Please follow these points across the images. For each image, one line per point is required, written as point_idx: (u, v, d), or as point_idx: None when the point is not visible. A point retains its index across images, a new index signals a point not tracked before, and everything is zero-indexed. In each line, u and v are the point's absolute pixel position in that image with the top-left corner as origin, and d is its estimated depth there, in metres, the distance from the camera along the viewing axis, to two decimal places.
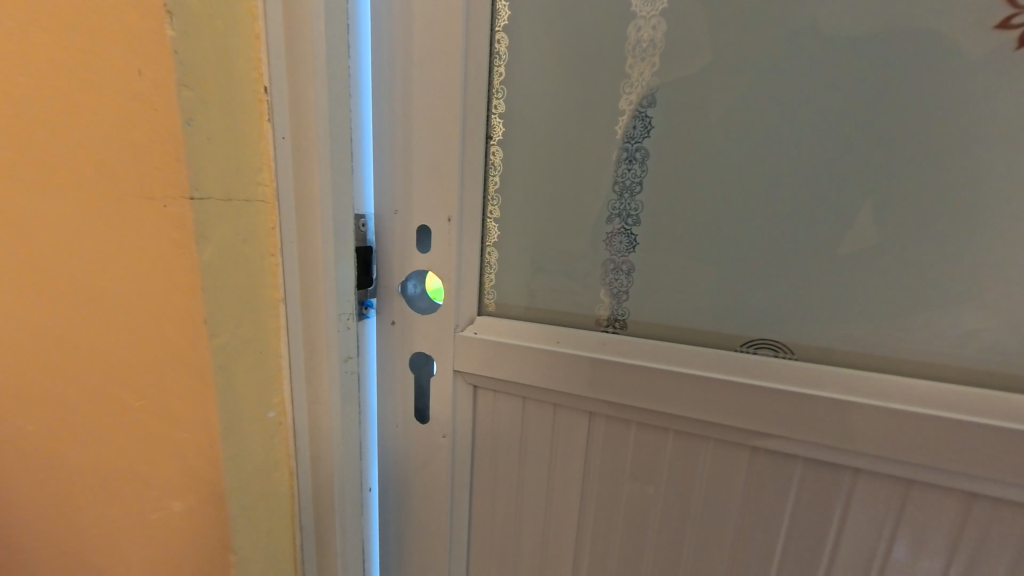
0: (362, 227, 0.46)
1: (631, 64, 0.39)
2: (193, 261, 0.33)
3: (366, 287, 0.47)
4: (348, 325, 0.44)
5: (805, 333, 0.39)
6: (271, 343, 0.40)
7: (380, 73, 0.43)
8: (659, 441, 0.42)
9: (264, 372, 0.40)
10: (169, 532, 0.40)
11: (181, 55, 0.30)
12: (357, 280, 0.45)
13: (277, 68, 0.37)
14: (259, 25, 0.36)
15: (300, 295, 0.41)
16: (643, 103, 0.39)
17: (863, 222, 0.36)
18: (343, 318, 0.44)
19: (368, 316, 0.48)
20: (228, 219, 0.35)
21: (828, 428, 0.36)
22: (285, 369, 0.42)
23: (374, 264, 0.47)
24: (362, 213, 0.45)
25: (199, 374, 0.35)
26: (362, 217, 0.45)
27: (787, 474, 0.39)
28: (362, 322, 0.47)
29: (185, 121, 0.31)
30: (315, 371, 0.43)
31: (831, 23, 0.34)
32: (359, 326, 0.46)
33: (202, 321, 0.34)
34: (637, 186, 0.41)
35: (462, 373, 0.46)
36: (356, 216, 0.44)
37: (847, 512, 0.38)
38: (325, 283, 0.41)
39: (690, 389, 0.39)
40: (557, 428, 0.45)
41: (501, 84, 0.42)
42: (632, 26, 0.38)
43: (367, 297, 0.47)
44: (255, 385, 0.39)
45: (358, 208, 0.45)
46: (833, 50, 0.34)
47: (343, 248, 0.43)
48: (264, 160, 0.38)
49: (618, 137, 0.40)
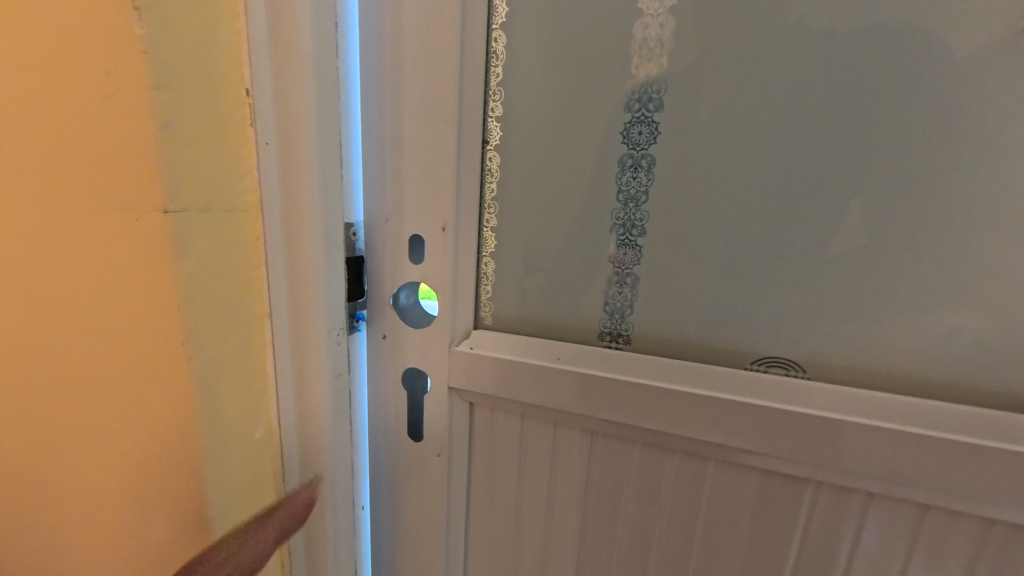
0: (352, 236, 0.43)
1: (638, 65, 0.37)
2: (171, 278, 0.31)
3: (356, 299, 0.44)
4: (338, 340, 0.42)
5: (817, 351, 0.37)
6: (256, 362, 0.38)
7: (369, 73, 0.40)
8: (664, 461, 0.40)
9: (250, 391, 0.38)
10: (152, 559, 0.38)
11: (154, 54, 0.28)
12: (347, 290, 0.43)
13: (259, 69, 0.35)
14: (242, 23, 0.33)
15: (287, 309, 0.39)
16: (650, 106, 0.37)
17: (883, 235, 0.34)
18: (333, 333, 0.41)
19: (358, 329, 0.46)
20: (210, 232, 0.33)
21: (842, 451, 0.34)
22: (271, 388, 0.40)
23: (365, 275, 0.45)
24: (352, 222, 0.43)
25: (181, 396, 0.33)
26: (351, 226, 0.43)
27: (798, 496, 0.37)
28: (352, 335, 0.45)
29: (161, 125, 0.29)
30: (306, 388, 0.41)
31: (855, 18, 0.31)
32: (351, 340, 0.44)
33: (182, 342, 0.32)
34: (643, 195, 0.38)
35: (458, 390, 0.44)
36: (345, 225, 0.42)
37: (859, 537, 0.36)
38: (314, 297, 0.39)
39: (697, 410, 0.37)
40: (558, 447, 0.43)
41: (498, 85, 0.40)
42: (638, 24, 0.36)
43: (357, 309, 0.45)
44: (241, 405, 0.37)
45: (347, 217, 0.42)
46: (856, 47, 0.32)
47: (334, 257, 0.40)
48: (247, 167, 0.35)
49: (624, 142, 0.38)
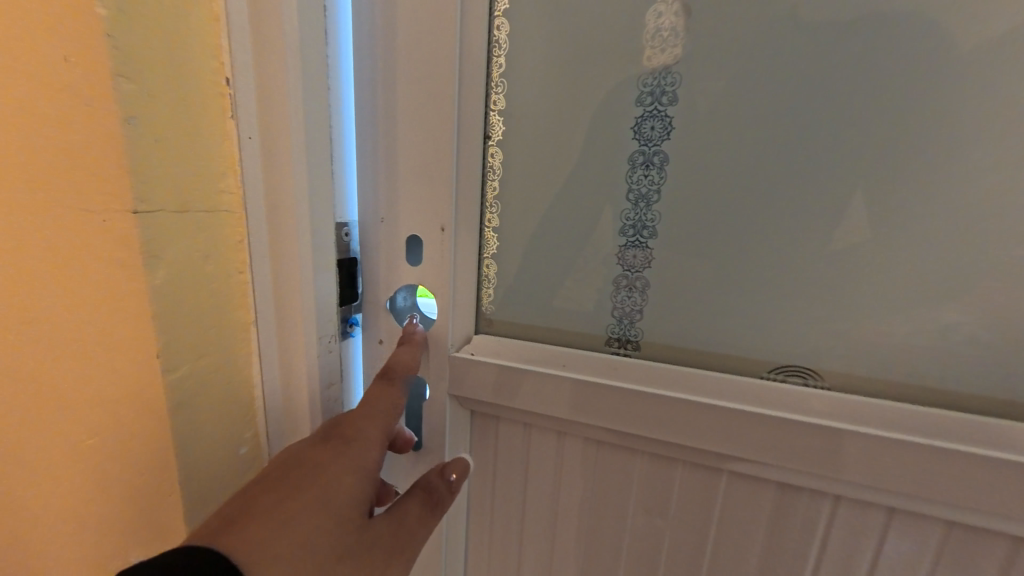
0: (345, 236, 0.41)
1: (650, 56, 0.34)
2: (142, 283, 0.29)
3: (350, 302, 0.42)
4: (330, 347, 0.40)
5: (837, 359, 0.35)
6: (242, 369, 0.37)
7: (362, 63, 0.38)
8: (674, 473, 0.38)
9: (234, 401, 0.36)
10: None
11: (117, 40, 0.26)
12: (340, 293, 0.41)
13: (239, 56, 0.32)
14: (219, 7, 0.31)
15: (277, 313, 0.38)
16: (663, 100, 0.35)
17: (910, 237, 0.31)
18: (324, 340, 0.39)
19: (352, 334, 0.44)
20: (188, 234, 0.31)
21: (865, 469, 0.32)
22: (258, 396, 0.38)
23: (359, 277, 0.43)
24: (344, 222, 0.41)
25: (156, 408, 0.31)
26: (344, 226, 0.41)
27: (815, 510, 0.35)
28: (346, 340, 0.43)
29: (126, 118, 0.27)
30: (293, 396, 0.39)
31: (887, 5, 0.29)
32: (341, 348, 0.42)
33: (155, 351, 0.30)
34: (654, 195, 0.36)
35: (458, 398, 0.42)
36: (338, 225, 0.40)
37: (879, 554, 0.35)
38: (302, 301, 0.37)
39: (709, 422, 0.35)
40: (563, 457, 0.41)
41: (500, 76, 0.38)
42: (651, 12, 0.34)
43: (352, 313, 0.43)
44: (223, 415, 0.36)
45: (340, 216, 0.40)
46: (887, 35, 0.29)
47: (324, 259, 0.38)
48: (229, 162, 0.33)
49: (634, 139, 0.36)
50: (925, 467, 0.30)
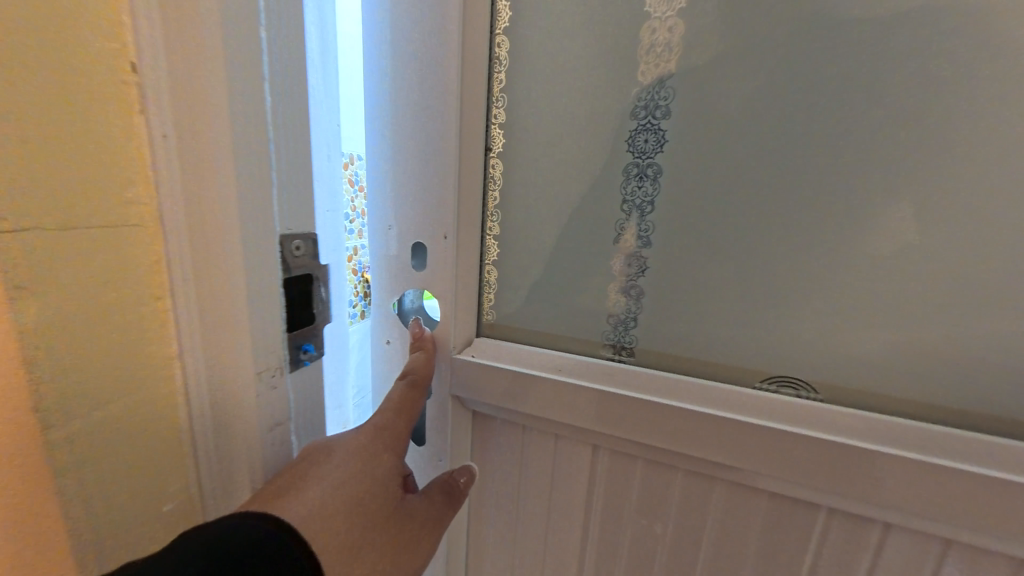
0: (297, 249, 0.32)
1: (645, 71, 0.36)
2: (5, 330, 0.23)
3: (302, 328, 0.34)
4: (272, 385, 0.32)
5: (831, 370, 0.35)
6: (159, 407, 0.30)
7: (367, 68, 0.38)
8: (668, 478, 0.39)
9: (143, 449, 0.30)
10: None
11: None
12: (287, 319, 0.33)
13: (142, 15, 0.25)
14: None
15: (196, 342, 0.30)
16: (656, 114, 0.36)
17: (903, 249, 0.31)
18: (263, 378, 0.31)
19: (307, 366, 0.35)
20: (69, 250, 0.25)
21: (859, 483, 0.32)
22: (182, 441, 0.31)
23: (317, 296, 0.35)
24: (294, 233, 0.32)
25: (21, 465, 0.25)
26: (294, 237, 0.32)
27: (809, 521, 0.35)
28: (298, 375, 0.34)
29: None
30: (225, 438, 0.32)
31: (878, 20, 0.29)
32: (295, 380, 0.34)
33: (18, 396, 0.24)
34: (648, 206, 0.37)
35: (459, 398, 0.43)
36: (283, 237, 0.31)
37: (875, 569, 0.34)
38: (234, 335, 0.30)
39: (701, 430, 0.35)
40: (560, 459, 0.42)
41: (501, 91, 0.39)
42: (646, 28, 0.35)
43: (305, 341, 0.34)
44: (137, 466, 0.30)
45: (285, 226, 0.31)
46: (877, 48, 0.29)
47: (255, 280, 0.30)
48: (135, 155, 0.27)
49: (629, 151, 0.37)
50: (918, 483, 0.30)
